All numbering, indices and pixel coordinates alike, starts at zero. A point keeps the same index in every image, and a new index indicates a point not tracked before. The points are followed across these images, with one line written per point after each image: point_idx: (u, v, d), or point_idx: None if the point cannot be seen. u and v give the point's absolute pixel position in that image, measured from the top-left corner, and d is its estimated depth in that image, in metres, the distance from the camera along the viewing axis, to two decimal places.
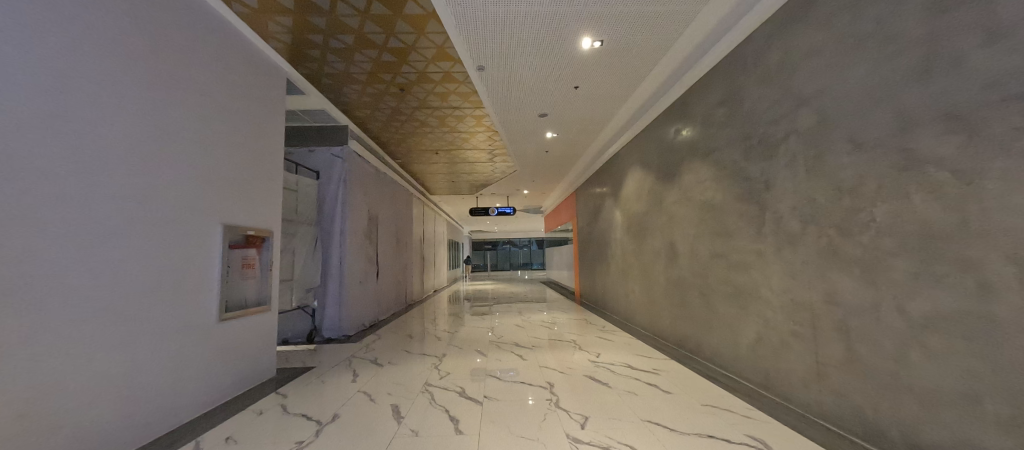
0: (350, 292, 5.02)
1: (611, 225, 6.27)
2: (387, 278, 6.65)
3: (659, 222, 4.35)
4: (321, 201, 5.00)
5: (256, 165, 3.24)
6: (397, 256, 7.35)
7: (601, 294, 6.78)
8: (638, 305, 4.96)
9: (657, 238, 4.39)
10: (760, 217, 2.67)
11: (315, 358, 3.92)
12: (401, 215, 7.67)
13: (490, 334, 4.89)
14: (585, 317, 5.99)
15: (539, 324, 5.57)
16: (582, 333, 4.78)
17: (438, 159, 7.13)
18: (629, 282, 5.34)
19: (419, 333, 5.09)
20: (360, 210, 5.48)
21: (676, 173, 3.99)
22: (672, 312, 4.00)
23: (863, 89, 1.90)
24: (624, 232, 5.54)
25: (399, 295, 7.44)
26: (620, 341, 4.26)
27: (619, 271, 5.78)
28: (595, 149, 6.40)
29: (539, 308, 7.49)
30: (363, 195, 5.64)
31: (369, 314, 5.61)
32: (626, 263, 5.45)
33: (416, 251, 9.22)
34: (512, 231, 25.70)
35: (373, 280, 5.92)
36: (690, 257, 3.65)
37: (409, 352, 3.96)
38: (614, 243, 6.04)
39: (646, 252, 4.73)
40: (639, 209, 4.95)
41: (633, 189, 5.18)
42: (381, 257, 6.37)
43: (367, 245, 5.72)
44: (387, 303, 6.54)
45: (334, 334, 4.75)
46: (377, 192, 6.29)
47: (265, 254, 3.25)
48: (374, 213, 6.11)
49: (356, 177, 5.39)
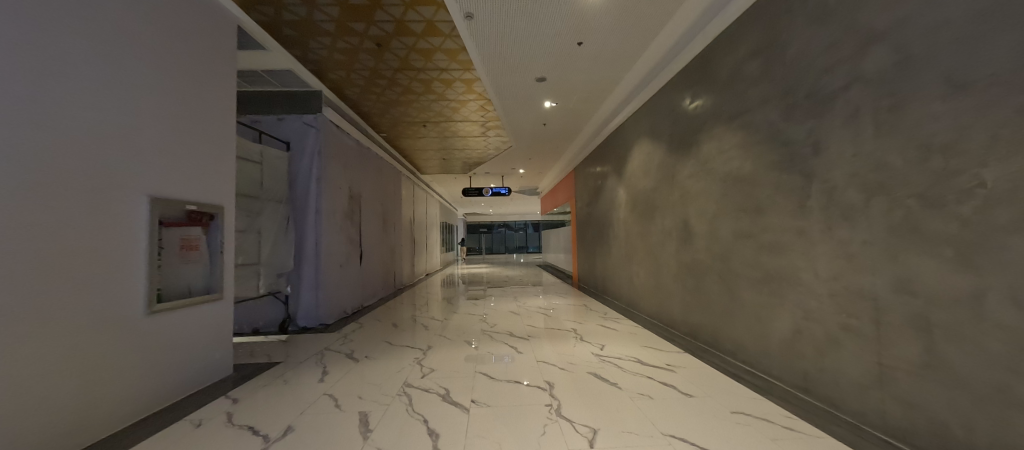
0: (328, 277, 4.55)
1: (613, 205, 5.81)
2: (373, 261, 6.18)
3: (670, 199, 3.89)
4: (293, 176, 4.46)
5: (200, 130, 2.70)
6: (384, 238, 6.87)
7: (601, 279, 6.39)
8: (644, 291, 4.55)
9: (668, 217, 3.94)
10: (803, 189, 2.22)
11: (285, 351, 3.49)
12: (387, 194, 7.13)
13: (482, 322, 4.47)
14: (585, 303, 5.62)
15: (535, 310, 5.19)
16: (583, 322, 4.37)
17: (426, 133, 6.52)
18: (633, 266, 4.91)
19: (405, 321, 4.66)
20: (338, 187, 4.95)
21: (692, 143, 3.50)
22: (685, 299, 3.60)
23: (969, 7, 1.41)
24: (629, 212, 5.08)
25: (387, 280, 6.99)
26: (626, 331, 3.86)
27: (622, 254, 5.36)
28: (598, 122, 5.85)
29: (535, 293, 7.12)
30: (342, 170, 5.09)
31: (351, 300, 5.18)
32: (630, 245, 5.02)
33: (406, 233, 8.72)
34: (507, 214, 25.21)
35: (356, 264, 5.44)
36: (708, 238, 3.21)
37: (390, 345, 3.52)
38: (617, 225, 5.59)
39: (654, 233, 4.29)
40: (647, 186, 4.47)
41: (641, 164, 4.67)
42: (365, 238, 5.88)
43: (348, 226, 5.21)
44: (373, 288, 6.10)
45: (311, 323, 4.32)
46: (359, 168, 5.73)
47: (214, 234, 2.75)
48: (356, 192, 5.57)
49: (334, 149, 4.82)
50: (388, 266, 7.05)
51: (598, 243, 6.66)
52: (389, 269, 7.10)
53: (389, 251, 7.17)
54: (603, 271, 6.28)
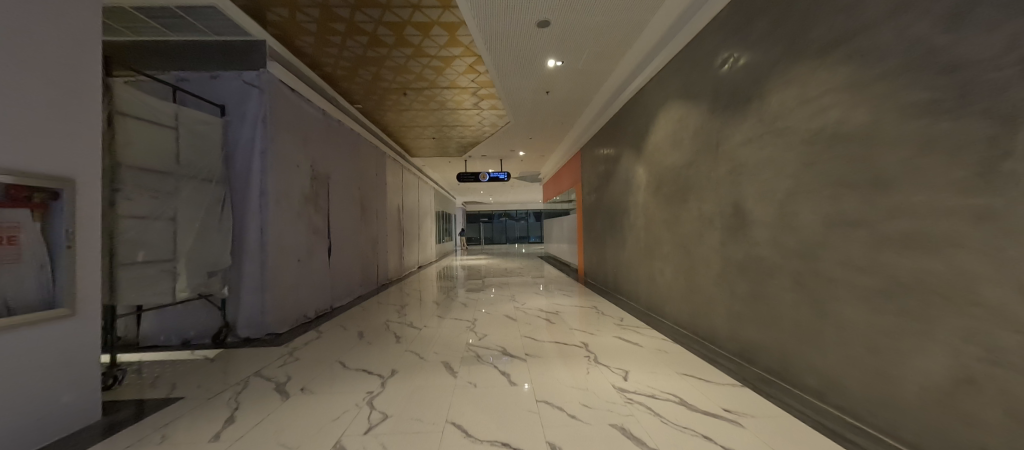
0: (279, 275, 3.67)
1: (627, 190, 4.89)
2: (346, 253, 5.29)
3: (713, 176, 2.94)
4: (230, 150, 3.52)
5: (34, 63, 1.77)
6: (364, 227, 5.98)
7: (613, 274, 5.49)
8: (672, 293, 3.65)
9: (708, 200, 3.00)
10: (993, 141, 1.27)
11: (202, 375, 2.63)
12: (367, 177, 6.21)
13: (469, 332, 3.59)
14: (594, 304, 4.74)
15: (536, 313, 4.32)
16: (595, 332, 3.48)
17: (409, 105, 5.53)
18: (656, 262, 3.99)
19: (375, 328, 3.79)
20: (296, 164, 4.01)
21: (750, 97, 2.54)
22: (735, 309, 2.69)
23: None
24: (650, 195, 4.14)
25: (367, 275, 6.13)
26: (652, 347, 2.98)
27: (640, 246, 4.45)
28: (612, 88, 4.85)
29: (535, 289, 6.24)
30: (302, 144, 4.15)
31: (316, 302, 4.32)
32: (652, 237, 4.11)
33: (393, 221, 7.82)
34: (508, 202, 24.31)
35: (323, 259, 4.56)
36: (777, 228, 2.28)
37: (341, 370, 2.64)
38: (633, 212, 4.67)
39: (686, 222, 3.37)
40: (678, 162, 3.52)
41: (668, 135, 3.72)
42: (336, 227, 4.98)
43: (311, 212, 4.31)
44: (346, 285, 5.23)
45: (255, 333, 3.47)
46: (327, 143, 4.78)
47: (60, 224, 1.85)
48: (322, 172, 4.63)
49: (287, 117, 3.87)
50: (368, 259, 6.17)
51: (608, 233, 5.75)
52: (369, 262, 6.24)
53: (370, 243, 6.28)
54: (615, 266, 5.38)
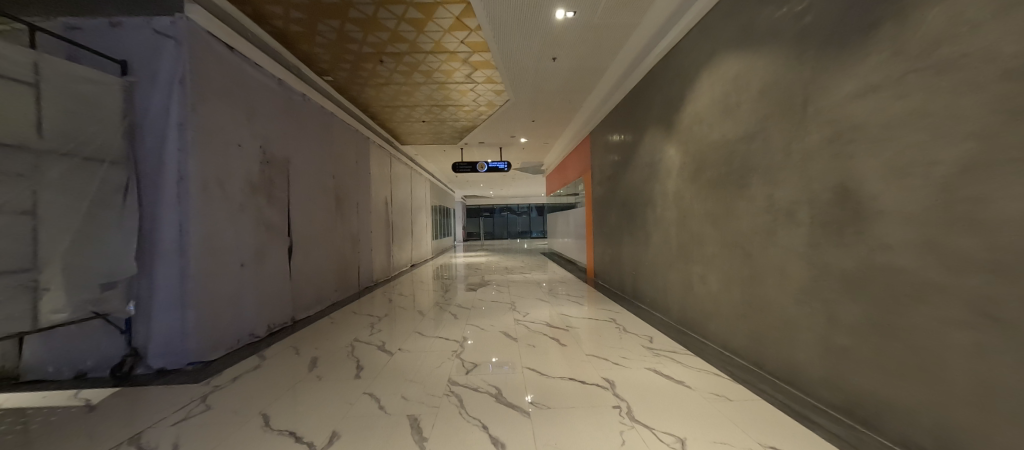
0: (210, 286, 2.82)
1: (651, 176, 4.00)
2: (315, 254, 4.46)
3: (795, 148, 2.06)
4: (138, 122, 2.65)
5: None
6: (339, 222, 5.13)
7: (632, 278, 4.65)
8: (720, 308, 2.79)
9: (787, 183, 2.12)
10: None
11: (56, 438, 1.81)
12: (343, 165, 5.32)
13: (455, 360, 2.74)
14: (612, 316, 3.88)
15: (541, 330, 3.47)
16: (621, 361, 2.63)
17: (389, 78, 4.64)
18: (696, 267, 3.12)
19: (334, 352, 2.95)
20: (236, 142, 3.14)
21: (869, 25, 1.64)
22: (834, 342, 1.84)
23: None
24: (686, 181, 3.25)
25: (345, 278, 5.30)
26: (706, 390, 2.14)
27: (670, 245, 3.58)
28: (635, 51, 3.92)
29: (540, 294, 5.39)
30: (245, 118, 3.27)
31: (268, 316, 3.48)
32: (689, 234, 3.23)
33: (379, 215, 6.96)
34: (509, 196, 23.35)
35: (280, 262, 3.72)
36: (931, 224, 1.41)
37: (259, 432, 1.81)
38: (660, 204, 3.78)
39: (745, 215, 2.49)
40: (730, 135, 2.63)
41: (714, 100, 2.82)
42: (299, 224, 4.12)
43: (261, 205, 3.45)
44: (314, 291, 4.40)
45: (174, 363, 2.66)
46: (285, 121, 3.91)
47: None
48: (278, 156, 3.77)
49: (221, 82, 3.00)
50: (346, 260, 5.33)
51: (625, 228, 4.88)
52: (348, 263, 5.40)
53: (349, 240, 5.44)
54: (636, 268, 4.52)
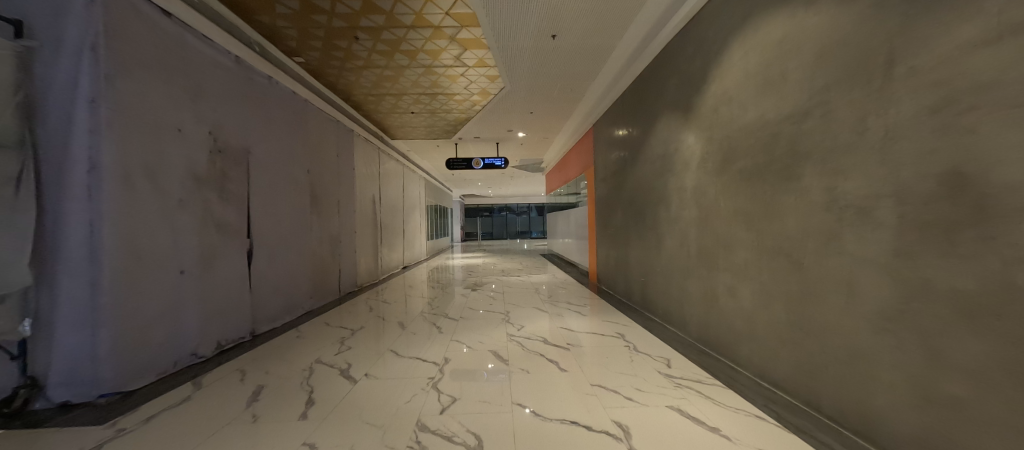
0: (132, 299, 2.31)
1: (664, 171, 3.48)
2: (283, 258, 3.95)
3: (871, 125, 1.55)
4: (36, 96, 2.11)
5: None
6: (315, 222, 4.61)
7: (641, 285, 4.13)
8: (757, 328, 2.28)
9: (858, 172, 1.61)
10: None
11: None
12: (322, 159, 4.81)
13: (431, 392, 2.23)
14: (620, 331, 3.37)
15: (538, 349, 2.96)
16: (635, 395, 2.11)
17: (368, 60, 4.12)
18: (722, 276, 2.61)
19: (286, 379, 2.44)
20: (174, 126, 2.63)
21: None
22: (939, 389, 1.32)
23: None
24: (709, 175, 2.74)
25: (322, 283, 4.78)
26: (750, 444, 1.62)
27: (689, 250, 3.07)
28: (647, 25, 3.41)
29: (539, 300, 4.89)
30: (188, 98, 2.76)
31: (217, 332, 2.97)
32: (713, 237, 2.71)
33: (366, 214, 6.45)
34: (508, 195, 22.88)
35: (235, 268, 3.20)
36: None
37: None
38: (676, 202, 3.26)
39: (793, 214, 1.99)
40: (772, 115, 2.11)
41: (748, 74, 2.30)
42: (262, 223, 3.61)
43: (210, 201, 2.94)
44: (282, 300, 3.89)
45: (81, 396, 2.14)
46: (245, 105, 3.39)
47: None
48: (235, 145, 3.25)
49: (152, 52, 2.48)
50: (323, 264, 4.82)
51: (634, 230, 4.36)
52: (326, 267, 4.87)
53: (327, 242, 4.92)
54: (645, 274, 4.01)
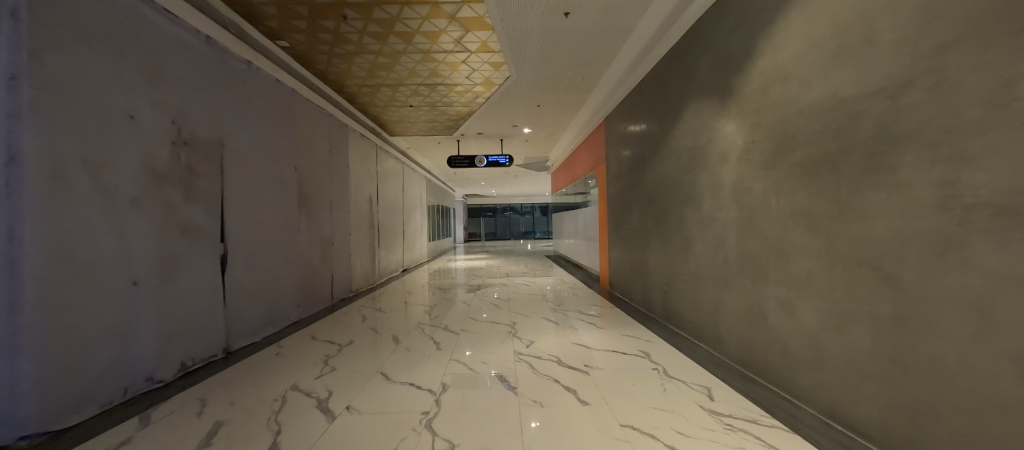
0: (65, 318, 1.90)
1: (694, 165, 3.04)
2: (266, 264, 3.55)
3: (1022, 92, 1.12)
4: None
5: None
6: (303, 223, 4.21)
7: (664, 293, 3.70)
8: (825, 355, 1.84)
9: (1001, 157, 1.16)
10: None
11: None
12: (311, 154, 4.42)
13: (424, 433, 1.80)
14: (644, 348, 2.94)
15: (551, 372, 2.53)
16: (677, 442, 1.68)
17: (359, 44, 3.73)
18: (774, 289, 2.18)
19: (252, 413, 2.03)
20: (125, 112, 2.23)
21: None
22: None
23: None
24: (757, 168, 2.30)
25: (312, 290, 4.38)
26: None
27: (726, 257, 2.63)
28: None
29: (548, 309, 4.46)
30: (144, 81, 2.37)
31: (181, 350, 2.58)
32: (761, 241, 2.28)
33: (362, 214, 6.05)
34: (511, 195, 22.49)
35: (206, 277, 2.81)
36: None
37: None
38: (709, 200, 2.83)
39: (884, 215, 1.55)
40: (852, 91, 1.68)
41: (816, 42, 1.86)
42: (240, 226, 3.22)
43: (172, 201, 2.55)
44: (264, 311, 3.49)
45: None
46: (218, 92, 3.00)
47: None
48: (206, 137, 2.86)
49: (95, 22, 2.08)
50: (313, 269, 4.42)
51: (654, 232, 3.92)
52: (316, 272, 4.48)
53: (318, 244, 4.52)
54: (669, 281, 3.58)
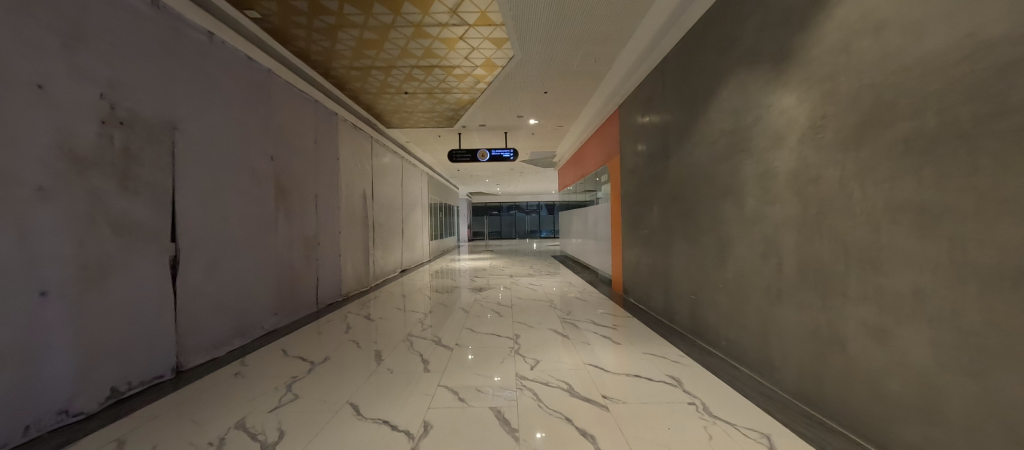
0: None
1: (735, 151, 2.51)
2: (234, 267, 3.10)
3: None
4: None
5: None
6: (282, 221, 3.75)
7: (692, 303, 3.16)
8: (944, 407, 1.32)
9: None
10: None
11: None
12: (292, 144, 3.96)
13: None
14: (674, 373, 2.42)
15: (562, 406, 2.03)
16: None
17: (341, 16, 3.25)
18: (856, 308, 1.65)
19: None
20: (29, 80, 1.79)
21: None
22: None
23: None
24: (831, 149, 1.76)
25: (293, 295, 3.93)
26: None
27: (782, 264, 2.09)
28: None
29: (556, 317, 3.95)
30: (59, 43, 1.92)
31: (111, 374, 2.13)
32: (835, 245, 1.75)
33: (354, 211, 5.59)
34: (517, 193, 22.00)
35: (149, 284, 2.36)
36: None
37: None
38: (756, 194, 2.30)
39: None
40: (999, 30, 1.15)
41: None
42: (199, 223, 2.77)
43: (101, 192, 2.10)
44: (231, 321, 3.05)
45: None
46: (169, 66, 2.55)
47: None
48: (151, 118, 2.42)
49: None
50: (294, 271, 3.97)
51: (679, 232, 3.38)
52: (298, 275, 4.02)
53: (300, 244, 4.07)
54: (699, 290, 3.05)
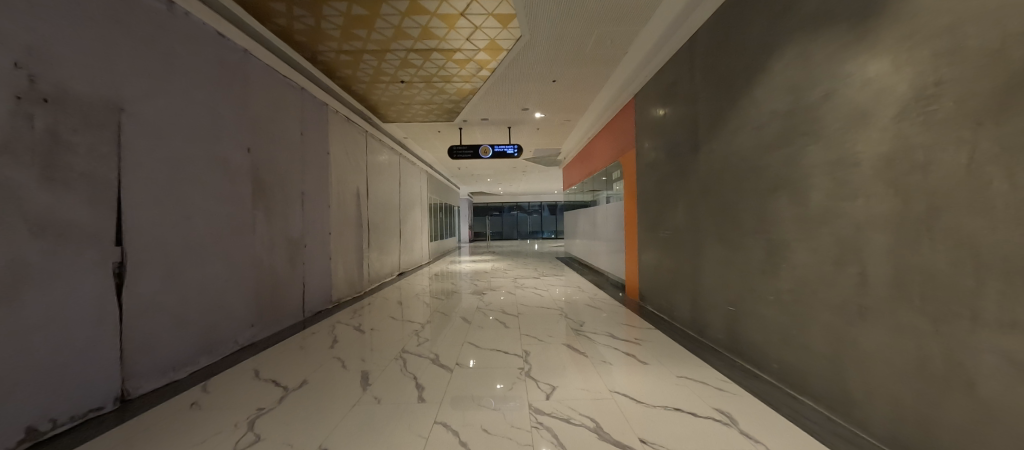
0: None
1: (796, 135, 2.06)
2: (201, 274, 2.68)
3: None
4: None
5: None
6: (262, 220, 3.32)
7: (729, 316, 2.72)
8: None
9: None
10: None
11: None
12: (274, 134, 3.53)
13: None
14: (721, 407, 1.98)
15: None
16: None
17: None
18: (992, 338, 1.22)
19: None
20: None
21: None
22: None
23: None
24: (952, 123, 1.32)
25: (275, 303, 3.50)
26: None
27: (868, 274, 1.66)
28: None
29: (568, 329, 3.51)
30: None
31: (29, 409, 1.68)
32: (958, 253, 1.32)
33: (346, 210, 5.16)
34: (519, 193, 21.59)
35: (86, 297, 1.93)
36: None
37: None
38: (826, 187, 1.87)
39: None
40: None
41: None
42: (154, 223, 2.34)
43: (17, 184, 1.66)
44: (195, 336, 2.61)
45: None
46: (114, 34, 2.12)
47: None
48: (90, 96, 1.99)
49: None
50: (276, 277, 3.54)
51: (711, 233, 2.95)
52: (281, 281, 3.60)
53: (283, 246, 3.64)
54: (738, 301, 2.62)
